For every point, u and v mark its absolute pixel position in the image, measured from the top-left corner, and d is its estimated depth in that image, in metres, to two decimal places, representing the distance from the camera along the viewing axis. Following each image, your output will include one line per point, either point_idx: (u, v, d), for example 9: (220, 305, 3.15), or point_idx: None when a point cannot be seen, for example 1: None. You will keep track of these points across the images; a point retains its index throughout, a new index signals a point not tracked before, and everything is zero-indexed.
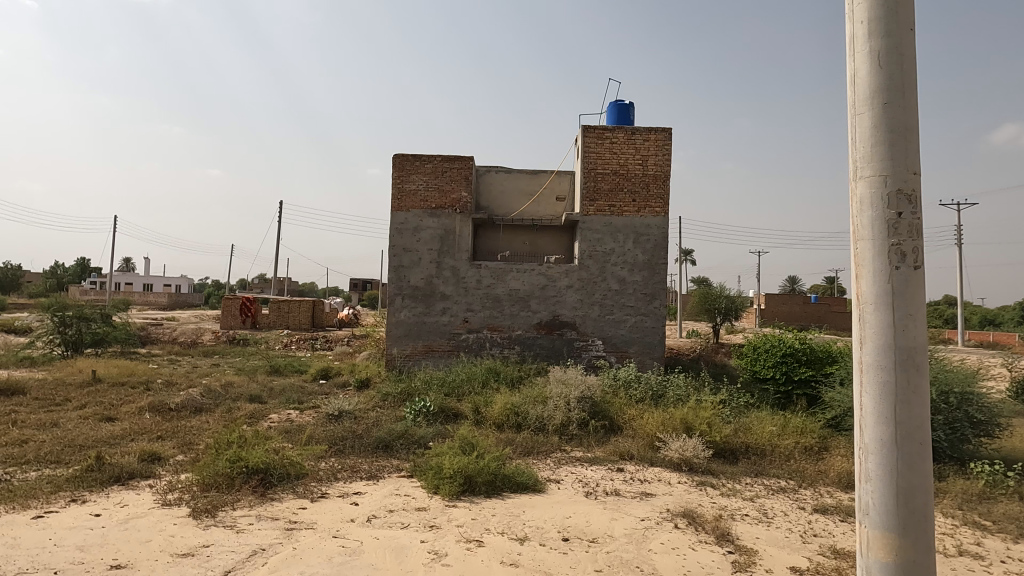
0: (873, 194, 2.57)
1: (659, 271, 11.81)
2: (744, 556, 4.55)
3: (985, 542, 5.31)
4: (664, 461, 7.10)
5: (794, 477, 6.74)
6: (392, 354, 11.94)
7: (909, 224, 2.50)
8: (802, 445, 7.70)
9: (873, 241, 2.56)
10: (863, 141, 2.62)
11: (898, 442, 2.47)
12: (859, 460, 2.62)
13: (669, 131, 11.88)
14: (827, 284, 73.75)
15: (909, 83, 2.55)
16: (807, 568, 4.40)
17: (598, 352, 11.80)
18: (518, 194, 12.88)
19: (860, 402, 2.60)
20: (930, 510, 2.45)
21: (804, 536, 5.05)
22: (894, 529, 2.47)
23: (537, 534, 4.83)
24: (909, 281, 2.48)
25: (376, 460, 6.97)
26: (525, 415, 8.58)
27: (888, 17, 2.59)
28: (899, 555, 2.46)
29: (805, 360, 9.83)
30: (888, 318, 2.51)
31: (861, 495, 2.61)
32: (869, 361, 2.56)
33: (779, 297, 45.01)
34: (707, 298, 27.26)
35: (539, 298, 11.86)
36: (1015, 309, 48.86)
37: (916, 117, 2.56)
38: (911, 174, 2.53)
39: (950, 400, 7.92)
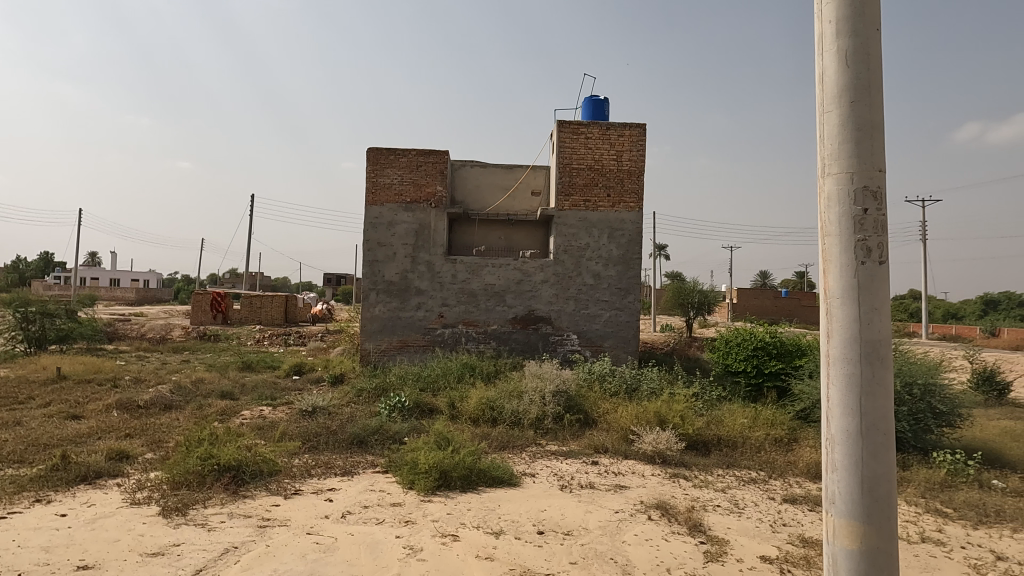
0: (841, 190, 2.63)
1: (633, 266, 11.91)
2: (716, 546, 4.63)
3: (946, 528, 5.48)
4: (638, 453, 7.18)
5: (764, 468, 6.87)
6: (367, 349, 11.85)
7: (875, 220, 2.55)
8: (772, 436, 7.86)
9: (840, 237, 2.62)
10: (832, 138, 2.67)
11: (863, 432, 2.53)
12: (826, 451, 2.68)
13: (644, 126, 11.97)
14: (797, 279, 75.40)
15: (876, 83, 2.60)
16: (776, 557, 4.51)
17: (573, 347, 11.86)
18: (494, 189, 12.89)
19: (828, 393, 2.66)
20: (893, 499, 2.51)
21: (774, 526, 5.16)
22: (859, 518, 2.53)
23: (512, 527, 4.86)
24: (875, 275, 2.54)
25: (350, 456, 6.92)
26: (500, 409, 8.60)
27: (855, 17, 2.63)
28: (864, 543, 2.52)
29: (775, 354, 10.02)
30: (854, 312, 2.56)
31: (828, 485, 2.67)
32: (836, 354, 2.62)
33: (751, 292, 45.72)
34: (681, 292, 27.53)
35: (514, 293, 11.88)
36: (976, 303, 50.41)
37: (882, 116, 2.62)
38: (877, 171, 2.58)
39: (914, 391, 8.16)
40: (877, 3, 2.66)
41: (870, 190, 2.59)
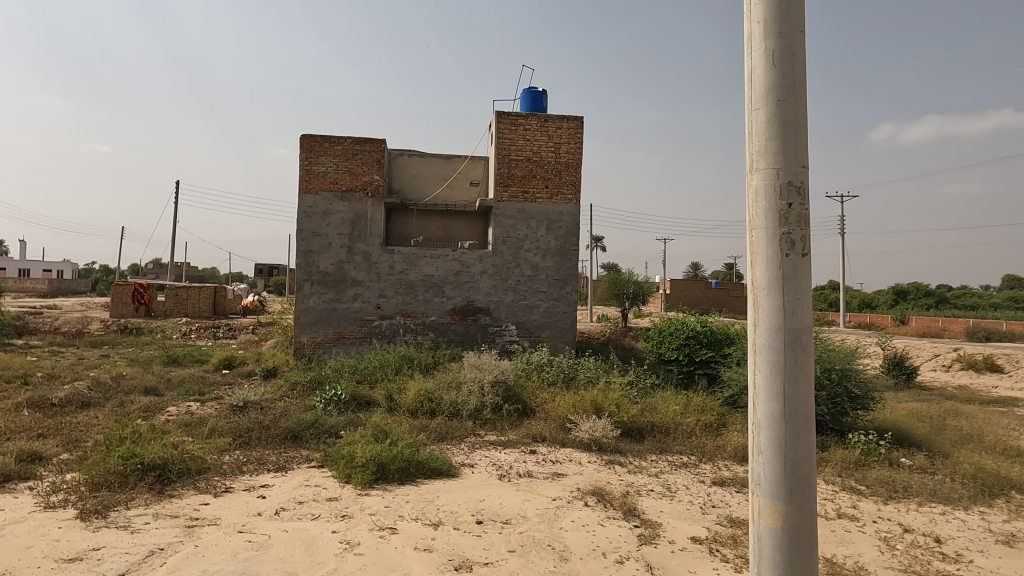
0: (767, 185, 2.74)
1: (570, 257, 12.06)
2: (649, 529, 4.79)
3: (860, 504, 5.85)
4: (575, 441, 7.31)
5: (695, 453, 7.13)
6: (301, 341, 11.54)
7: (798, 213, 2.68)
8: (703, 422, 8.16)
9: (767, 229, 2.73)
10: (759, 135, 2.78)
11: (786, 416, 2.65)
12: (752, 435, 2.80)
13: (581, 119, 12.12)
14: (726, 270, 78.25)
15: (800, 83, 2.72)
16: (706, 537, 4.69)
17: (511, 337, 11.93)
18: (432, 179, 12.77)
19: (754, 379, 2.78)
20: (812, 479, 2.65)
21: (704, 508, 5.37)
22: (782, 497, 2.65)
23: (451, 518, 4.86)
24: (798, 267, 2.66)
25: (284, 451, 6.75)
26: (439, 400, 8.56)
27: (782, 18, 2.74)
28: (786, 521, 2.65)
29: (706, 342, 10.39)
30: (778, 301, 2.68)
31: (754, 468, 2.79)
32: (762, 342, 2.73)
33: (683, 283, 47.15)
34: (617, 283, 28.10)
35: (453, 283, 11.83)
36: (888, 293, 53.74)
37: (805, 114, 2.74)
38: (801, 168, 2.70)
39: (833, 376, 8.64)
40: (802, 6, 2.78)
41: (794, 185, 2.71)
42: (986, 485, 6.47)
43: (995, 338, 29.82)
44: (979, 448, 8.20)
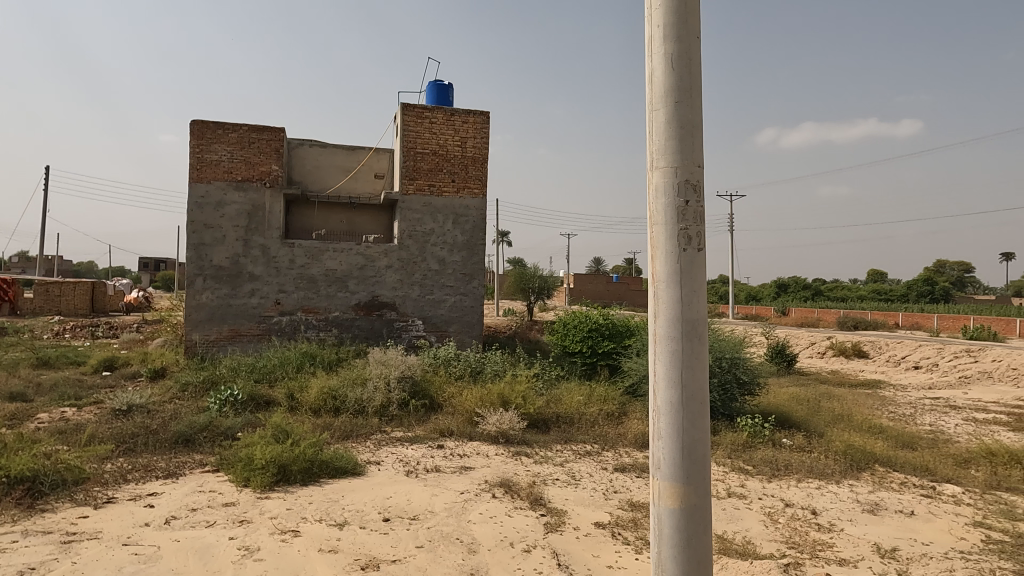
0: (667, 182, 2.87)
1: (477, 252, 12.10)
2: (554, 517, 4.91)
3: (747, 483, 6.28)
4: (482, 435, 7.35)
5: (598, 441, 7.38)
6: (192, 340, 10.86)
7: (694, 210, 2.83)
8: (605, 411, 8.45)
9: (665, 225, 2.86)
10: (659, 134, 2.90)
11: (683, 403, 2.80)
12: (652, 421, 2.93)
13: (487, 114, 12.18)
14: (626, 265, 81.21)
15: (695, 86, 2.87)
16: (608, 522, 4.88)
17: (418, 333, 11.81)
18: (334, 170, 12.39)
19: (654, 368, 2.90)
20: (707, 461, 2.81)
21: (607, 494, 5.57)
22: (680, 479, 2.79)
23: (357, 517, 4.76)
24: (693, 261, 2.82)
25: (175, 457, 6.34)
26: (343, 398, 8.35)
27: (680, 24, 2.88)
28: (683, 502, 2.79)
29: (608, 334, 10.76)
30: (676, 293, 2.82)
31: (654, 453, 2.91)
32: (661, 332, 2.86)
33: (587, 277, 48.51)
34: (523, 277, 28.45)
35: (357, 278, 11.54)
36: (771, 286, 57.78)
37: (700, 117, 2.90)
38: (696, 167, 2.86)
39: (723, 364, 9.21)
40: (697, 13, 2.93)
41: (690, 183, 2.86)
42: (854, 460, 7.13)
43: (862, 327, 32.81)
44: (848, 427, 9.02)
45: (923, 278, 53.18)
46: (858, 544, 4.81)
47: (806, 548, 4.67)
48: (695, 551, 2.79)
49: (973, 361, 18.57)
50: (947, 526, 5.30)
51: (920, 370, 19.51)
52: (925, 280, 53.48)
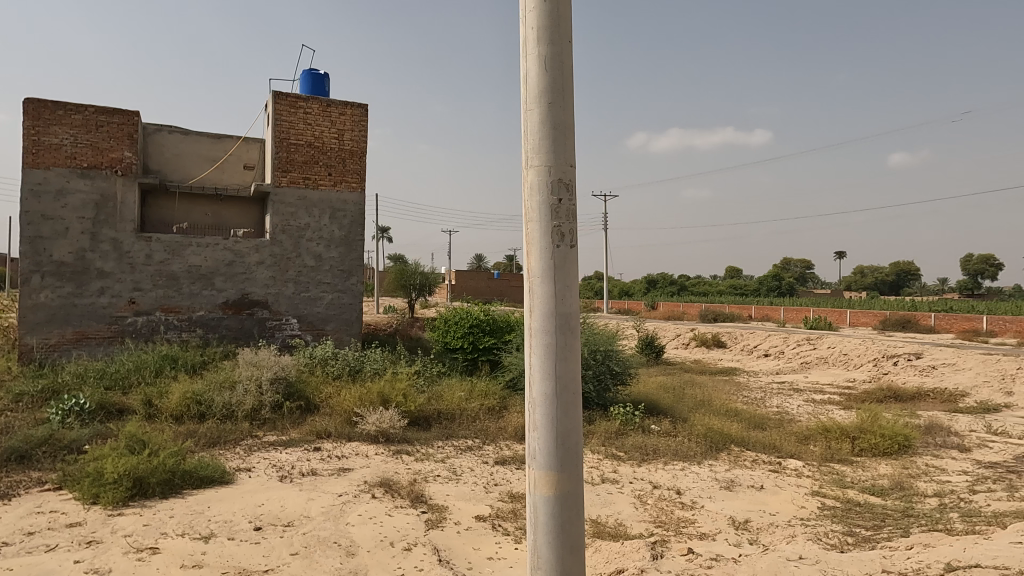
0: (540, 180, 2.95)
1: (355, 248, 11.79)
2: (435, 513, 4.91)
3: (619, 469, 6.62)
4: (362, 435, 7.18)
5: (479, 436, 7.47)
6: (28, 344, 9.67)
7: (566, 208, 2.94)
8: (486, 406, 8.57)
9: (540, 222, 2.95)
10: (533, 133, 2.98)
11: (558, 393, 2.90)
12: (529, 413, 3.01)
13: (365, 107, 11.92)
14: (507, 262, 82.50)
15: (567, 88, 2.98)
16: (489, 515, 4.96)
17: (293, 332, 11.31)
18: (198, 159, 11.55)
19: (530, 361, 2.98)
20: (580, 448, 2.94)
21: (487, 487, 5.66)
22: (555, 468, 2.90)
23: (225, 528, 4.48)
24: (566, 257, 2.93)
25: (6, 476, 5.62)
26: (209, 403, 7.81)
27: (552, 27, 2.97)
28: (558, 489, 2.90)
29: (488, 330, 10.89)
30: (551, 288, 2.92)
31: (530, 443, 2.99)
32: (537, 326, 2.94)
33: (468, 274, 48.74)
34: (403, 274, 28.06)
35: (225, 275, 10.84)
36: (641, 282, 61.13)
37: (572, 118, 3.01)
38: (568, 166, 2.97)
39: (598, 356, 9.64)
40: (569, 18, 3.04)
41: (562, 181, 2.97)
42: (713, 442, 7.73)
43: (721, 319, 35.57)
44: (709, 411, 9.77)
45: (772, 274, 58.61)
46: (716, 518, 5.24)
47: (672, 526, 5.01)
48: (569, 536, 2.91)
49: (812, 348, 20.77)
50: (790, 497, 5.90)
51: (769, 357, 21.51)
52: (774, 276, 58.98)
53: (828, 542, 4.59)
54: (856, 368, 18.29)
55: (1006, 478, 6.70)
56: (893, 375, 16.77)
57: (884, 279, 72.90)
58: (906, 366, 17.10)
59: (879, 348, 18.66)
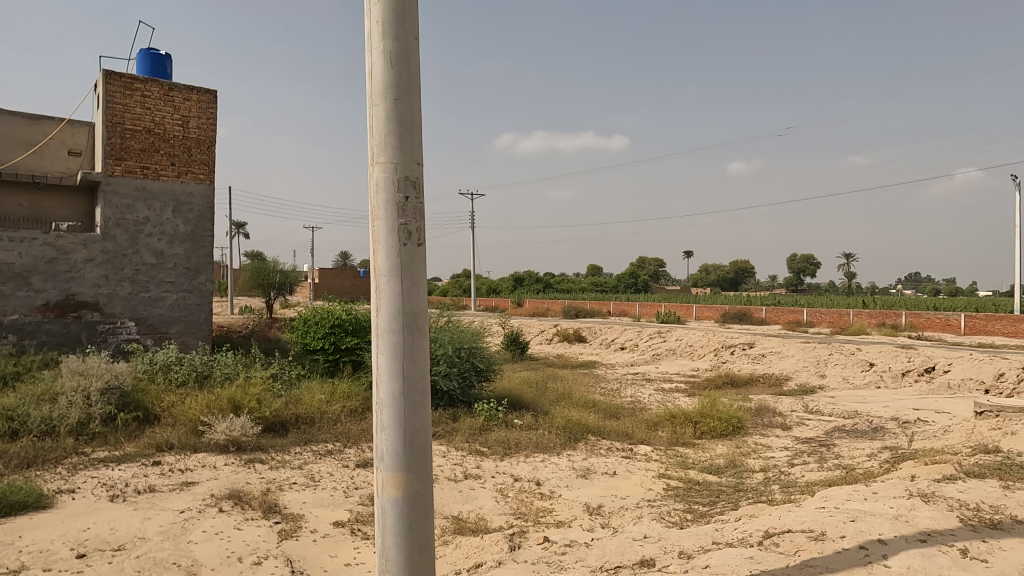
0: (387, 177, 2.91)
1: (203, 244, 10.96)
2: (290, 523, 4.69)
3: (482, 464, 6.71)
4: (209, 444, 6.69)
5: (340, 439, 7.25)
6: None
7: (413, 206, 2.94)
8: (348, 408, 8.33)
9: (387, 220, 2.91)
10: (378, 129, 2.93)
11: (405, 393, 2.88)
12: (376, 414, 2.96)
13: (214, 93, 11.16)
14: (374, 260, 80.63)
15: (414, 86, 2.96)
16: (348, 520, 4.84)
17: (130, 336, 10.28)
18: (10, 142, 10.15)
19: (377, 361, 2.93)
20: (428, 447, 2.94)
21: (347, 491, 5.51)
22: (403, 468, 2.87)
23: (40, 559, 3.97)
24: (413, 255, 2.92)
25: None
26: (23, 418, 6.88)
27: (398, 22, 2.94)
28: (406, 490, 2.88)
29: (351, 330, 10.57)
30: (398, 287, 2.89)
31: (377, 444, 2.94)
32: (383, 325, 2.90)
33: (332, 272, 47.04)
34: (261, 273, 26.50)
35: (45, 274, 9.62)
36: (509, 279, 62.38)
37: (419, 115, 3.00)
38: (415, 164, 2.96)
39: (462, 354, 9.72)
40: (415, 15, 3.02)
41: (409, 179, 2.96)
42: (572, 433, 8.08)
43: (583, 314, 37.21)
44: (568, 403, 10.19)
45: (629, 272, 62.23)
46: (572, 505, 5.48)
47: (531, 516, 5.17)
48: (417, 536, 2.90)
49: (663, 340, 22.31)
50: (639, 480, 6.31)
51: (625, 350, 22.83)
52: (631, 274, 62.65)
53: (670, 520, 4.97)
54: (700, 358, 19.94)
55: (818, 451, 7.63)
56: (730, 364, 18.49)
57: (725, 276, 80.00)
58: (741, 355, 18.90)
59: (719, 338, 20.47)
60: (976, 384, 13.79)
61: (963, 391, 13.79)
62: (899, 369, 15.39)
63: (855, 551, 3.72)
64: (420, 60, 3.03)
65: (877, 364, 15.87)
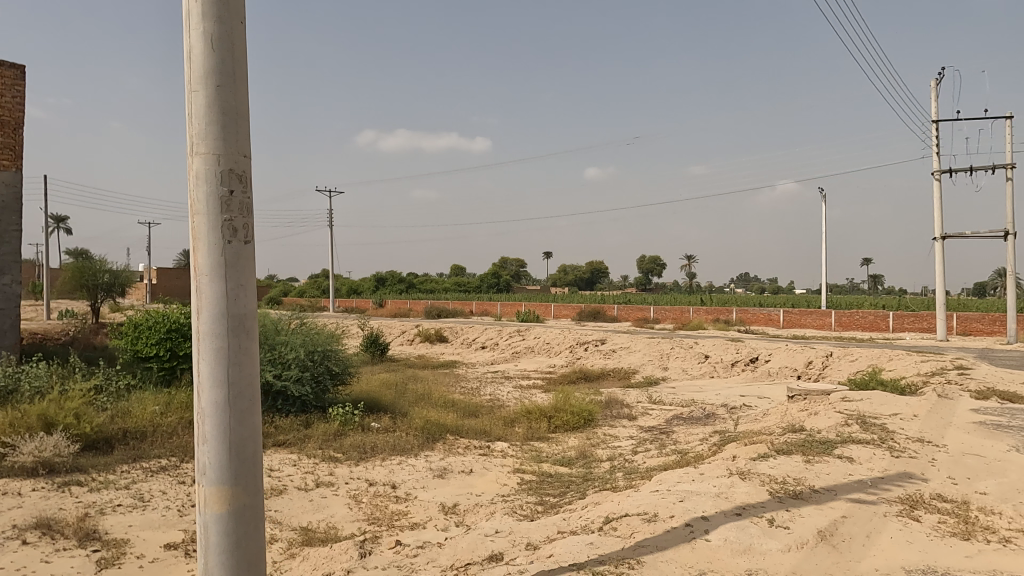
0: (208, 170, 2.72)
1: (8, 240, 9.58)
2: (112, 550, 4.23)
3: (335, 470, 6.48)
4: (13, 469, 5.85)
5: (175, 454, 6.66)
6: None
7: (239, 202, 2.77)
8: (186, 419, 7.69)
9: (209, 216, 2.72)
10: (199, 118, 2.73)
11: (230, 401, 2.70)
12: (197, 425, 2.74)
13: (22, 69, 9.87)
14: None
15: (239, 74, 2.79)
16: (182, 541, 4.46)
17: None
18: None
19: (197, 368, 2.72)
20: (257, 457, 2.78)
21: (182, 510, 5.07)
22: (228, 482, 2.69)
23: None
24: (239, 254, 2.75)
25: None
26: None
27: (220, 4, 2.75)
28: (231, 504, 2.70)
29: (191, 335, 9.76)
30: (221, 287, 2.71)
31: (198, 458, 2.73)
32: (205, 329, 2.69)
33: (172, 272, 43.16)
34: (83, 272, 23.67)
35: None
36: (370, 280, 60.90)
37: (245, 105, 2.83)
38: (241, 157, 2.79)
39: (315, 357, 9.34)
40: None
41: (235, 173, 2.79)
42: (430, 433, 8.06)
43: (444, 314, 37.23)
44: (427, 404, 10.15)
45: (492, 272, 63.20)
46: (427, 506, 5.46)
47: (384, 521, 5.08)
48: (245, 552, 2.72)
49: (521, 338, 22.92)
50: (494, 476, 6.43)
51: (486, 349, 23.14)
52: (493, 274, 63.66)
53: (522, 513, 5.11)
54: (556, 355, 20.74)
55: (659, 438, 8.22)
56: (584, 359, 19.41)
57: (581, 276, 83.80)
58: (594, 351, 19.91)
59: (574, 335, 21.42)
60: (791, 370, 15.59)
61: (781, 377, 15.54)
62: (729, 359, 17.00)
63: (682, 529, 4.09)
64: (246, 47, 2.86)
65: (711, 356, 17.42)
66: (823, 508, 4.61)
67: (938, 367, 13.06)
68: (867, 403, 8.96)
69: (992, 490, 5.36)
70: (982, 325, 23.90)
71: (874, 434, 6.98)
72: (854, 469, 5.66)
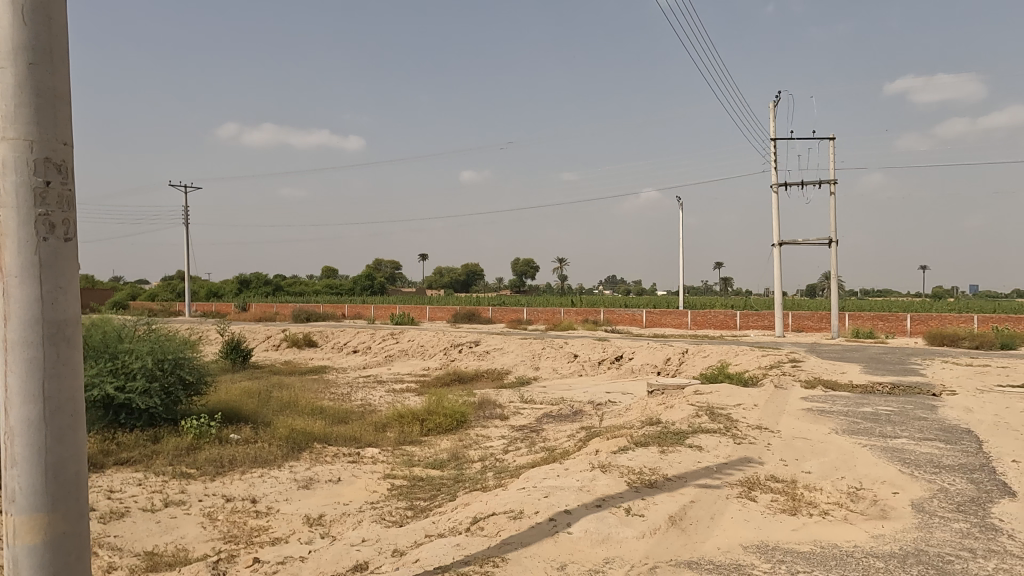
0: (17, 158, 2.42)
1: None
2: None
3: (187, 487, 6.00)
4: None
5: None
6: None
7: (57, 195, 2.50)
8: None
9: (17, 210, 2.42)
10: (4, 98, 2.41)
11: (46, 418, 2.41)
12: (3, 446, 2.41)
13: None
14: None
15: (55, 52, 2.50)
16: None
17: None
18: None
19: (3, 381, 2.39)
20: (79, 478, 2.51)
21: None
22: (42, 508, 2.40)
23: None
24: (57, 252, 2.47)
25: None
26: None
27: None
28: (46, 532, 2.42)
29: None
30: (35, 291, 2.41)
31: (6, 483, 2.40)
32: (13, 338, 2.38)
33: None
34: None
35: None
36: (232, 282, 57.14)
37: (64, 88, 2.55)
38: (59, 145, 2.52)
39: (165, 366, 8.61)
40: None
41: (50, 162, 2.51)
42: (295, 442, 7.70)
43: (314, 318, 35.75)
44: (292, 412, 9.69)
45: (365, 274, 61.61)
46: (290, 519, 5.21)
47: (242, 538, 4.78)
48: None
49: (395, 341, 22.55)
50: (364, 483, 6.27)
51: (358, 353, 22.52)
52: (367, 276, 62.07)
53: (390, 520, 5.02)
54: (431, 357, 20.62)
55: (529, 436, 8.43)
56: (458, 361, 19.47)
57: (457, 278, 84.01)
58: (468, 353, 20.02)
59: (449, 338, 21.42)
60: (651, 367, 16.61)
61: (642, 374, 16.50)
62: (596, 358, 17.79)
63: (546, 523, 4.22)
64: (64, 24, 2.58)
65: (580, 355, 18.14)
66: (675, 495, 4.95)
67: (775, 361, 14.50)
68: (716, 395, 9.75)
69: (815, 469, 6.02)
70: (811, 322, 26.84)
71: (720, 423, 7.61)
72: (702, 457, 6.13)
